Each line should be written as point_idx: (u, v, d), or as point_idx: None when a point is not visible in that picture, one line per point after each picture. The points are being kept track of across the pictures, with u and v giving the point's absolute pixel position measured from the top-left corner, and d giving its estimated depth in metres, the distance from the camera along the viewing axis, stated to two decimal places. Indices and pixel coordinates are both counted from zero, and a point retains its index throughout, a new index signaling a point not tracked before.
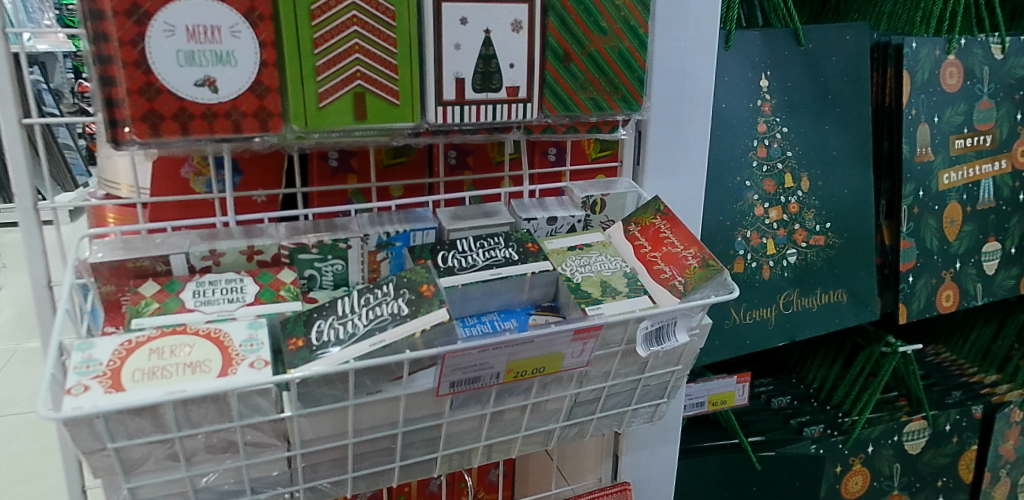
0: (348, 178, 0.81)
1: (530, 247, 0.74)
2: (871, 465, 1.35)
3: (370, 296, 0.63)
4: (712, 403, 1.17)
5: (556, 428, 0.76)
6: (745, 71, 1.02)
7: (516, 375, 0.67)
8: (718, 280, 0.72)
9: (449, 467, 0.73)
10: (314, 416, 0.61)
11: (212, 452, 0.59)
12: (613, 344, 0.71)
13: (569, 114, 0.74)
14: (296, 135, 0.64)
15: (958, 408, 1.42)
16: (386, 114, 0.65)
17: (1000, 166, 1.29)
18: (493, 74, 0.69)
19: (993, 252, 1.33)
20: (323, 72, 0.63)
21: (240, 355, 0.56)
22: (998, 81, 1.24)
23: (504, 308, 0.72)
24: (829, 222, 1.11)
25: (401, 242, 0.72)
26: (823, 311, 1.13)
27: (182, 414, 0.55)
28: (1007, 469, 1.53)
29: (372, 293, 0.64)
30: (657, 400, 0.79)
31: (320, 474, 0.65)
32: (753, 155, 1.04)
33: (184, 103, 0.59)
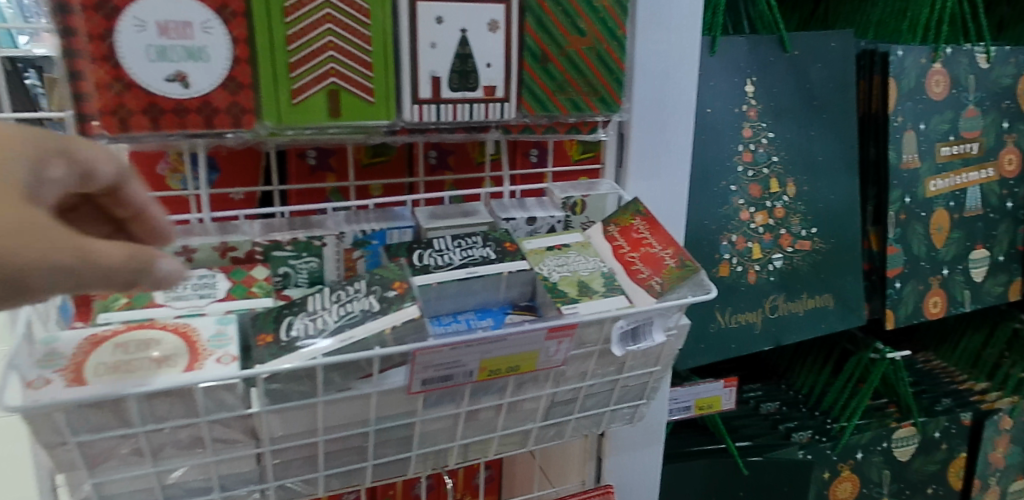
0: (326, 176, 0.82)
1: (508, 246, 0.74)
2: (860, 471, 1.35)
3: (341, 293, 0.64)
4: (699, 407, 1.17)
5: (533, 429, 0.76)
6: (730, 76, 1.02)
7: (490, 374, 0.67)
8: (695, 280, 0.71)
9: (424, 465, 0.73)
10: (283, 412, 0.61)
11: (180, 448, 0.59)
12: (589, 344, 0.71)
13: (547, 114, 0.75)
14: (269, 132, 0.64)
15: (946, 415, 1.42)
16: (361, 112, 0.66)
17: (987, 174, 1.29)
18: (470, 73, 0.70)
19: (981, 259, 1.33)
20: (296, 69, 0.63)
21: (208, 350, 0.57)
22: (984, 90, 1.25)
23: (480, 307, 0.72)
24: (815, 227, 1.12)
25: (377, 241, 0.72)
26: (810, 315, 1.13)
27: (146, 409, 0.55)
28: (997, 477, 1.52)
29: (342, 290, 0.64)
30: (636, 401, 0.80)
31: (290, 472, 0.65)
32: (738, 160, 1.05)
33: (155, 98, 0.59)
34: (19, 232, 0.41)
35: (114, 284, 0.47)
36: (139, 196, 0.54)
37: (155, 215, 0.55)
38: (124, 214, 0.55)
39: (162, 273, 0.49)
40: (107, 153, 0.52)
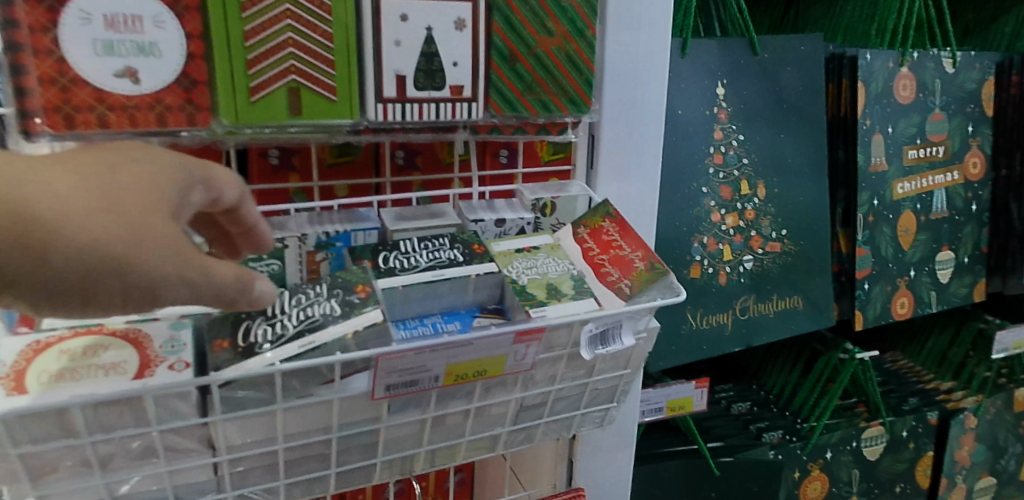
0: (289, 176, 0.81)
1: (476, 248, 0.73)
2: (829, 471, 1.36)
3: (301, 297, 0.63)
4: (670, 409, 1.17)
5: (501, 433, 0.74)
6: (701, 78, 1.02)
7: (457, 378, 0.65)
8: (664, 282, 0.71)
9: (390, 473, 0.72)
10: (240, 421, 0.60)
11: (130, 459, 0.58)
12: (558, 347, 0.70)
13: (516, 115, 0.73)
14: (226, 130, 0.63)
15: (913, 414, 1.43)
16: (322, 110, 0.64)
17: (953, 177, 1.31)
18: (435, 72, 0.68)
19: (947, 261, 1.34)
20: (254, 66, 0.62)
21: (160, 357, 0.56)
22: (949, 95, 1.27)
23: (447, 311, 0.71)
24: (785, 229, 1.12)
25: (341, 242, 0.71)
26: (780, 317, 1.13)
27: (93, 418, 0.54)
28: (964, 475, 1.54)
29: (303, 293, 0.63)
30: (606, 404, 0.79)
31: (249, 481, 0.64)
32: (709, 162, 1.05)
33: (103, 94, 0.58)
34: (168, 248, 0.46)
35: (221, 302, 0.52)
36: (254, 216, 0.61)
37: (262, 233, 0.63)
38: (233, 230, 0.62)
39: (258, 293, 0.55)
40: (232, 176, 0.58)
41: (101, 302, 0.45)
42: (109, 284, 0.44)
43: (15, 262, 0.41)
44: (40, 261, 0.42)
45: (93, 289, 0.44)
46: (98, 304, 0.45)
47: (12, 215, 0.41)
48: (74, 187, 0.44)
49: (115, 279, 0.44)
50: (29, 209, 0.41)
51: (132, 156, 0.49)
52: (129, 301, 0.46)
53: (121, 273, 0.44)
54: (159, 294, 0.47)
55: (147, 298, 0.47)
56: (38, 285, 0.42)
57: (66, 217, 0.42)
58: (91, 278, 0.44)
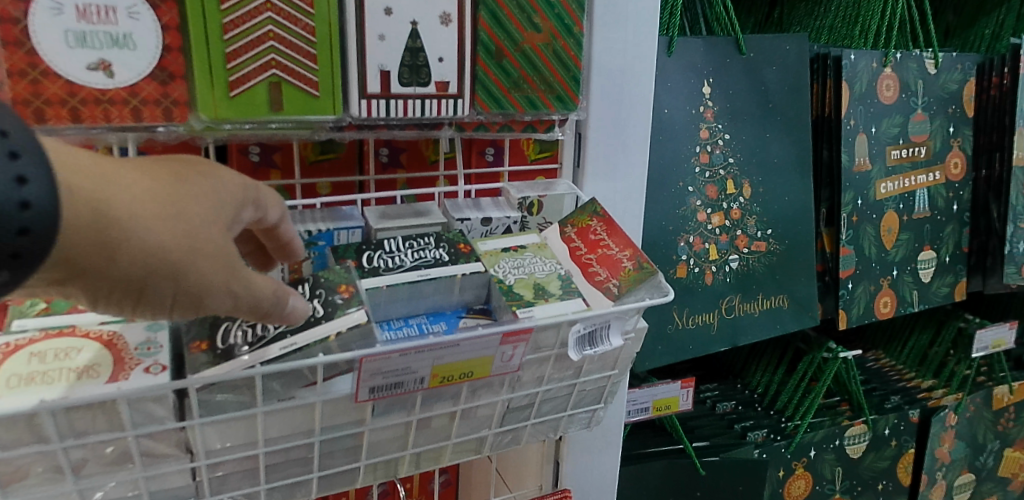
0: (270, 173, 0.79)
1: (462, 247, 0.71)
2: (814, 469, 1.36)
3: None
4: (656, 409, 1.16)
5: (488, 435, 0.73)
6: (687, 77, 1.01)
7: (442, 380, 0.64)
8: (652, 282, 0.70)
9: (373, 477, 0.70)
10: (219, 425, 0.58)
11: (103, 464, 0.56)
12: (546, 348, 0.68)
13: (502, 112, 0.72)
14: (205, 126, 0.61)
15: (896, 412, 1.44)
16: (304, 106, 0.63)
17: (935, 177, 1.31)
18: (420, 67, 0.67)
19: (929, 260, 1.34)
20: (234, 60, 0.60)
21: (136, 359, 0.55)
22: (931, 95, 1.27)
23: (433, 311, 0.70)
24: (770, 229, 1.11)
25: (324, 241, 0.70)
26: (766, 317, 1.13)
27: (65, 424, 0.52)
28: (944, 472, 1.55)
29: None
30: (593, 405, 0.78)
31: (229, 486, 0.63)
32: (696, 161, 1.04)
33: (75, 87, 0.56)
34: (218, 259, 0.48)
35: (256, 315, 0.53)
36: (290, 234, 0.62)
37: (296, 251, 0.63)
38: (269, 245, 0.63)
39: (291, 307, 0.56)
40: (276, 197, 0.59)
41: (150, 303, 0.46)
42: (162, 286, 0.46)
43: (84, 255, 0.43)
44: (107, 257, 0.43)
45: (147, 289, 0.46)
46: (148, 305, 0.47)
47: (91, 211, 0.43)
48: (145, 191, 0.46)
49: (167, 282, 0.46)
50: (106, 208, 0.43)
51: (192, 167, 0.51)
52: (175, 306, 0.48)
53: (173, 277, 0.46)
54: (202, 301, 0.49)
55: (192, 304, 0.48)
56: (99, 280, 0.44)
57: (136, 220, 0.44)
58: (147, 279, 0.45)
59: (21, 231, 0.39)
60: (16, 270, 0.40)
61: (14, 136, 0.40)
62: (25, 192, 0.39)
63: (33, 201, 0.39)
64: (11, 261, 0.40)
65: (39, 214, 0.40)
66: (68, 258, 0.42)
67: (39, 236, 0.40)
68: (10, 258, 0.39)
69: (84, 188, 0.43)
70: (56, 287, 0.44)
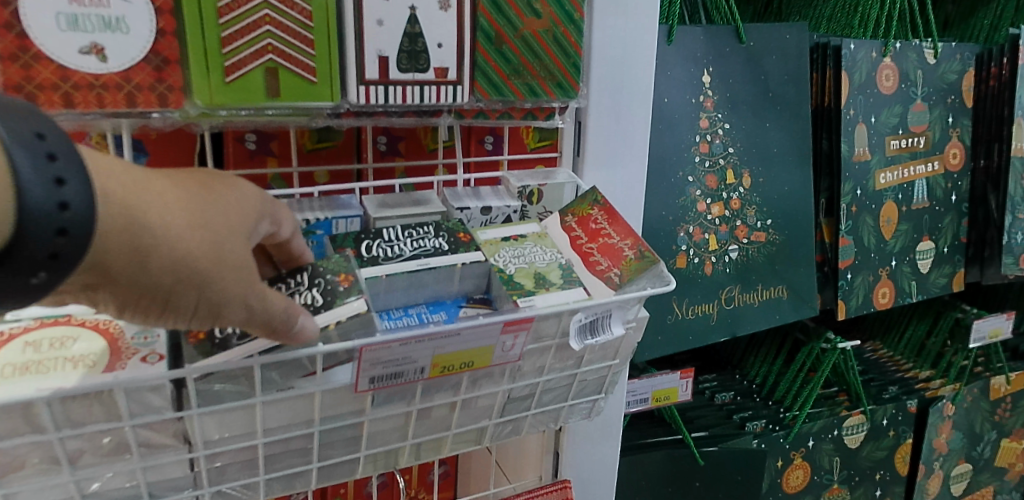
0: (267, 161, 0.79)
1: (462, 237, 0.70)
2: (812, 459, 1.36)
3: (281, 286, 0.60)
4: (656, 399, 1.15)
5: (488, 426, 0.73)
6: (686, 66, 1.01)
7: (443, 370, 0.64)
8: (653, 271, 0.70)
9: (373, 467, 0.70)
10: (218, 415, 0.58)
11: (99, 455, 0.56)
12: (547, 338, 0.68)
13: (502, 99, 0.71)
14: (200, 112, 0.60)
15: (894, 403, 1.43)
16: (301, 92, 0.62)
17: (933, 167, 1.30)
18: (419, 53, 0.66)
19: (927, 251, 1.33)
20: (229, 45, 0.59)
21: (132, 349, 0.54)
22: (930, 85, 1.26)
23: (433, 300, 0.69)
24: (770, 219, 1.10)
25: (322, 230, 0.69)
26: (765, 307, 1.12)
27: (60, 413, 0.52)
28: (941, 462, 1.55)
29: (284, 283, 0.60)
30: (594, 395, 0.77)
31: (227, 477, 0.62)
32: (695, 150, 1.03)
33: (68, 71, 0.55)
34: (241, 271, 0.49)
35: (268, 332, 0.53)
36: (301, 248, 0.61)
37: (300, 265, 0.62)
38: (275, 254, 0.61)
39: (300, 327, 0.54)
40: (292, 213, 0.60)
41: (174, 311, 0.47)
42: (186, 295, 0.47)
43: (117, 261, 0.44)
44: (137, 264, 0.45)
45: (172, 298, 0.47)
46: (171, 314, 0.48)
47: (125, 218, 0.44)
48: (174, 201, 0.47)
49: (192, 291, 0.47)
50: (138, 217, 0.44)
51: (217, 181, 0.52)
52: (197, 315, 0.49)
53: (197, 287, 0.47)
54: (223, 312, 0.49)
55: (213, 314, 0.49)
56: (128, 287, 0.45)
57: (167, 228, 0.45)
58: (173, 287, 0.46)
59: (61, 232, 0.41)
60: (54, 269, 0.41)
61: (51, 138, 0.42)
62: (63, 194, 0.41)
63: (71, 202, 0.41)
64: (50, 261, 0.41)
65: (78, 215, 0.41)
66: (101, 263, 0.44)
67: (78, 236, 0.42)
68: (50, 258, 0.41)
69: (119, 196, 0.44)
70: (86, 293, 0.45)
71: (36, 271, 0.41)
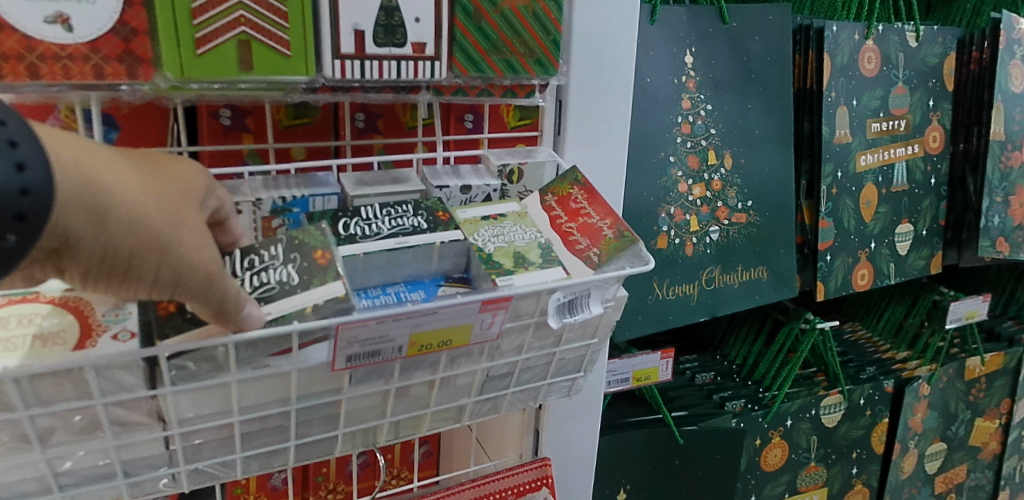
0: (243, 137, 0.78)
1: (440, 215, 0.70)
2: (790, 438, 1.38)
3: (254, 258, 0.60)
4: (636, 379, 1.16)
5: (467, 404, 0.73)
6: (669, 47, 1.00)
7: (421, 349, 0.63)
8: (633, 251, 0.69)
9: (353, 444, 0.70)
10: (193, 393, 0.57)
11: (72, 433, 0.55)
12: (525, 316, 0.68)
13: (481, 76, 0.71)
14: (170, 85, 0.59)
15: (870, 383, 1.45)
16: (275, 65, 0.61)
17: (913, 150, 1.31)
18: (396, 27, 0.65)
19: (906, 233, 1.34)
20: (200, 17, 0.58)
21: (103, 326, 0.54)
22: (912, 68, 1.27)
23: (412, 279, 0.68)
24: (751, 200, 1.11)
25: (299, 208, 0.69)
26: (744, 289, 1.13)
27: (30, 391, 0.51)
28: (916, 441, 1.57)
29: (257, 255, 0.60)
30: (573, 374, 0.77)
31: (203, 455, 0.62)
32: (677, 131, 1.03)
33: (32, 42, 0.54)
34: (199, 238, 0.50)
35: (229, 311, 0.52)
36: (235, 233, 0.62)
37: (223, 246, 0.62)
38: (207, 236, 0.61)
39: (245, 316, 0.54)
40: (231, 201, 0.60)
41: (137, 278, 0.47)
42: (146, 260, 0.47)
43: (77, 224, 0.44)
44: (97, 226, 0.45)
45: (133, 262, 0.47)
46: (133, 283, 0.47)
47: (81, 181, 0.45)
48: (128, 168, 0.48)
49: (153, 255, 0.47)
50: (95, 179, 0.45)
51: (169, 158, 0.53)
52: (158, 283, 0.48)
53: (158, 251, 0.47)
54: (184, 281, 0.49)
55: (174, 283, 0.49)
56: (90, 250, 0.45)
57: (124, 191, 0.46)
58: (134, 251, 0.46)
59: (22, 190, 0.41)
60: (24, 232, 0.42)
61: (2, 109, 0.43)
62: (19, 155, 0.42)
63: (28, 164, 0.42)
64: (17, 223, 0.42)
65: (36, 175, 0.42)
66: (62, 225, 0.44)
67: (40, 196, 0.42)
68: (16, 220, 0.41)
69: (76, 161, 0.45)
70: (50, 262, 0.45)
71: (6, 234, 0.41)
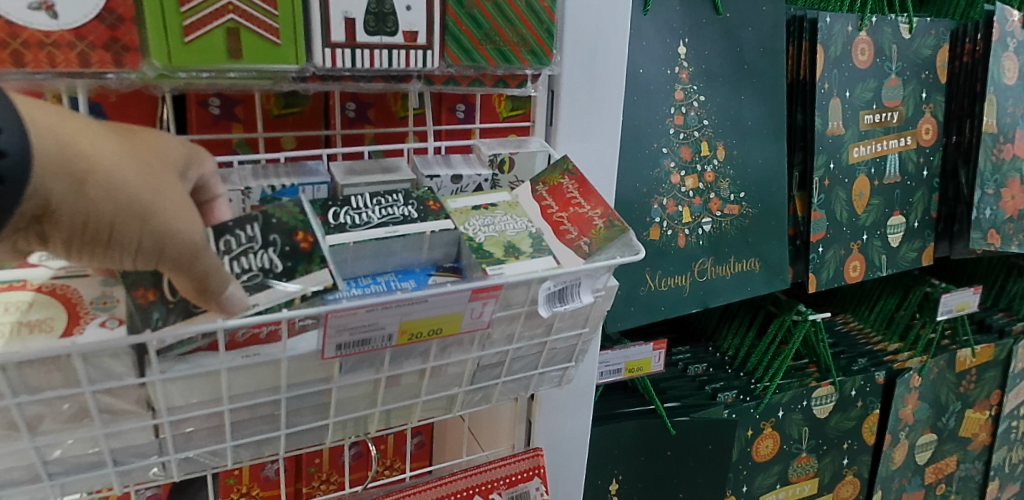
0: (232, 126, 0.78)
1: (431, 205, 0.70)
2: (781, 429, 1.38)
3: (231, 240, 0.58)
4: (629, 370, 1.16)
5: (458, 393, 0.73)
6: (662, 37, 1.00)
7: (411, 337, 0.63)
8: (623, 240, 0.69)
9: (343, 434, 0.70)
10: (182, 381, 0.57)
11: (60, 422, 0.55)
12: (515, 306, 0.68)
13: (472, 65, 0.70)
14: (158, 73, 0.59)
15: (862, 374, 1.46)
16: (264, 53, 0.61)
17: (906, 142, 1.31)
18: (387, 15, 0.65)
19: (898, 225, 1.35)
20: (188, 4, 0.58)
21: (90, 314, 0.54)
22: (905, 60, 1.27)
23: (402, 268, 0.68)
24: (743, 192, 1.11)
25: (289, 197, 0.68)
26: (736, 280, 1.13)
27: (18, 378, 0.51)
28: (907, 432, 1.58)
29: (231, 237, 0.58)
30: (564, 363, 0.78)
31: (193, 444, 0.62)
32: (670, 122, 1.03)
33: (16, 28, 0.54)
34: (181, 205, 0.49)
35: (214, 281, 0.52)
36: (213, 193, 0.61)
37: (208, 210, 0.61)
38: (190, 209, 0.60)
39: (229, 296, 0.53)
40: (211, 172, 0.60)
41: (120, 245, 0.47)
42: (130, 225, 0.46)
43: (57, 187, 0.44)
44: (78, 190, 0.44)
45: (116, 228, 0.46)
46: (117, 250, 0.47)
47: (59, 146, 0.44)
48: (105, 135, 0.47)
49: (136, 221, 0.46)
50: (73, 144, 0.45)
51: (145, 130, 0.53)
52: (143, 251, 0.48)
53: (141, 216, 0.47)
54: (169, 248, 0.48)
55: (159, 251, 0.48)
56: (71, 215, 0.44)
57: (103, 156, 0.46)
58: (117, 216, 0.46)
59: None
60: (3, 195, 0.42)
61: None
62: None
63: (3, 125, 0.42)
64: None
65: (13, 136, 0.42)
66: (42, 189, 0.43)
67: (19, 158, 0.42)
68: None
69: (53, 126, 0.45)
70: (32, 229, 0.44)
71: None
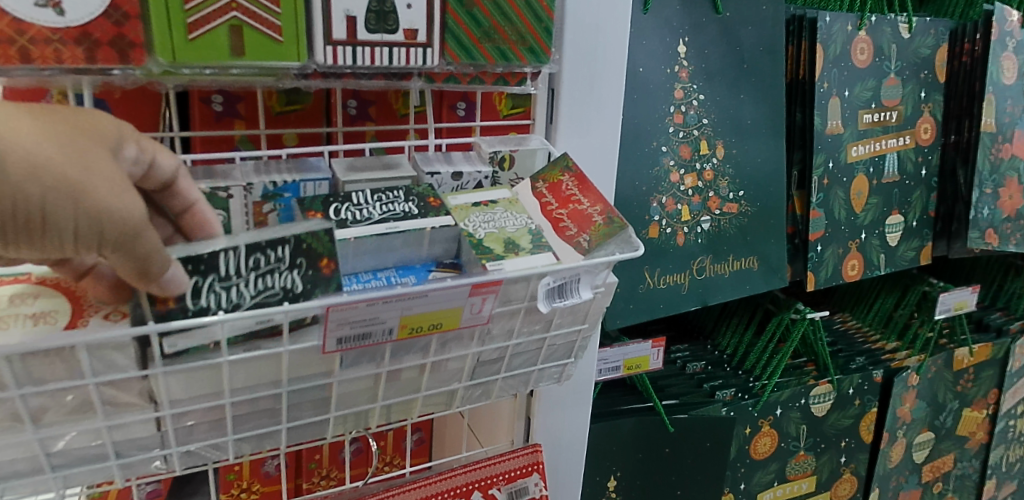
0: (234, 123, 0.78)
1: (431, 201, 0.71)
2: (779, 427, 1.39)
3: (260, 258, 0.57)
4: (627, 367, 1.17)
5: (458, 389, 0.73)
6: (662, 35, 1.01)
7: (411, 332, 0.64)
8: (622, 236, 0.70)
9: (343, 428, 0.70)
10: (184, 374, 0.58)
11: (64, 414, 0.56)
12: (515, 301, 0.68)
13: (472, 63, 0.71)
14: (162, 70, 0.59)
15: (860, 373, 1.46)
16: (266, 51, 0.61)
17: (905, 142, 1.32)
18: (388, 13, 0.65)
19: (896, 224, 1.36)
20: (192, 1, 0.58)
21: (94, 307, 0.55)
22: (904, 60, 1.28)
23: (402, 264, 0.69)
24: (742, 191, 1.11)
25: (290, 193, 0.69)
26: (735, 278, 1.13)
27: (22, 370, 0.52)
28: (904, 430, 1.59)
29: (262, 254, 0.57)
30: (563, 360, 0.78)
31: (195, 437, 0.62)
32: (670, 121, 1.04)
33: (23, 25, 0.54)
34: (115, 184, 0.48)
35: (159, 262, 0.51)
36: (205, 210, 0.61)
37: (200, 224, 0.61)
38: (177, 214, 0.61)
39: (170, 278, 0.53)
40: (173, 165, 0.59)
41: (55, 229, 0.46)
42: (62, 206, 0.46)
43: None
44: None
45: (46, 211, 0.45)
46: (53, 235, 0.46)
47: None
48: (27, 119, 0.47)
49: (68, 202, 0.46)
50: None
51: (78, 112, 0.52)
52: (81, 235, 0.47)
53: (71, 195, 0.46)
54: (108, 229, 0.48)
55: (97, 234, 0.47)
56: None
57: (23, 139, 0.45)
58: (46, 197, 0.45)
59: None
60: None
61: None
62: None
63: None
64: None
65: None
66: None
67: None
68: None
69: None
70: None
71: None
